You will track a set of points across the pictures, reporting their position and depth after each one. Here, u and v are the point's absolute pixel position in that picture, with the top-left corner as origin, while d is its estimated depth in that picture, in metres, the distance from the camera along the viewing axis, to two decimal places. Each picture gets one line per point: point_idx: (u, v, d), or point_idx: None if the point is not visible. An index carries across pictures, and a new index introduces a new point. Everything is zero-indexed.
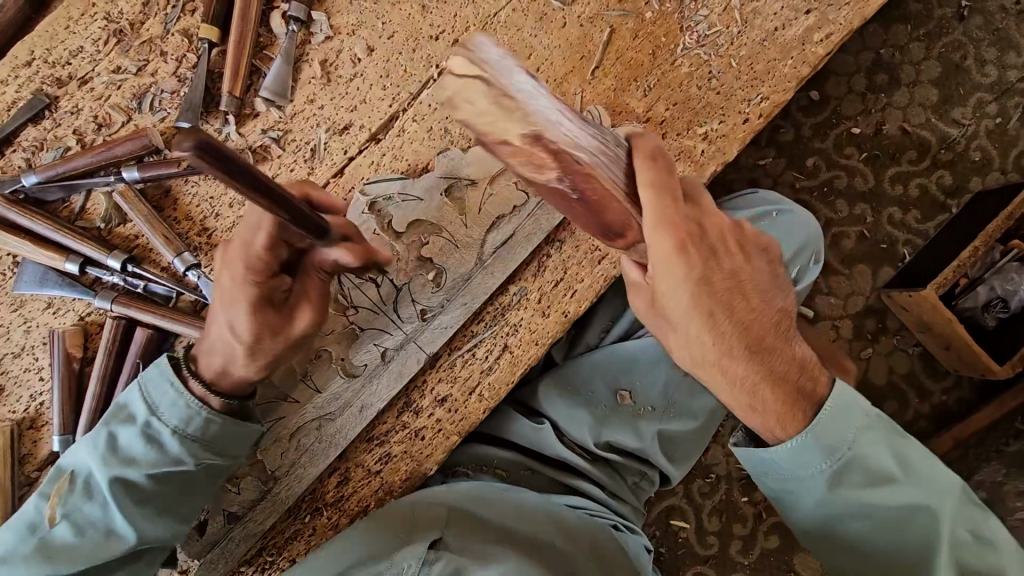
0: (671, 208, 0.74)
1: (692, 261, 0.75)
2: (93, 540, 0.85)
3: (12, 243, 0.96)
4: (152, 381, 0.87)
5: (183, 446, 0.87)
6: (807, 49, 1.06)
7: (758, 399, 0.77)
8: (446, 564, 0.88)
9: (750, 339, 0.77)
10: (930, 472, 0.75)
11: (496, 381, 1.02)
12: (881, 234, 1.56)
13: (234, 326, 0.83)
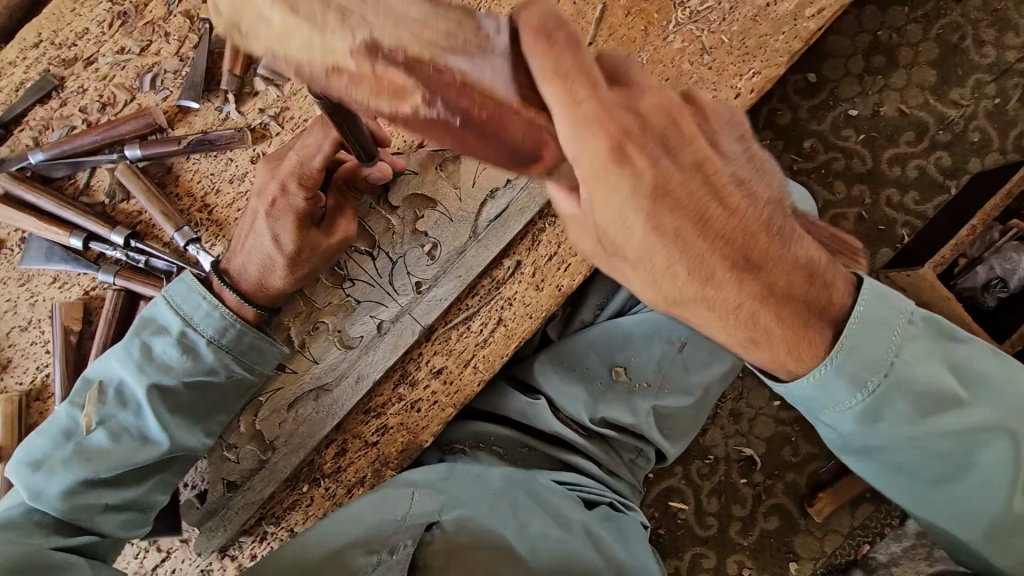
0: (627, 156, 0.58)
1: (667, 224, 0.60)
2: (129, 445, 0.88)
3: (19, 218, 0.99)
4: (183, 296, 0.90)
5: (218, 357, 0.90)
6: (798, 24, 1.08)
7: (759, 331, 0.67)
8: (442, 544, 0.90)
9: (743, 261, 0.64)
10: (992, 385, 0.72)
11: (492, 353, 1.03)
12: (879, 216, 1.56)
13: (278, 239, 0.88)
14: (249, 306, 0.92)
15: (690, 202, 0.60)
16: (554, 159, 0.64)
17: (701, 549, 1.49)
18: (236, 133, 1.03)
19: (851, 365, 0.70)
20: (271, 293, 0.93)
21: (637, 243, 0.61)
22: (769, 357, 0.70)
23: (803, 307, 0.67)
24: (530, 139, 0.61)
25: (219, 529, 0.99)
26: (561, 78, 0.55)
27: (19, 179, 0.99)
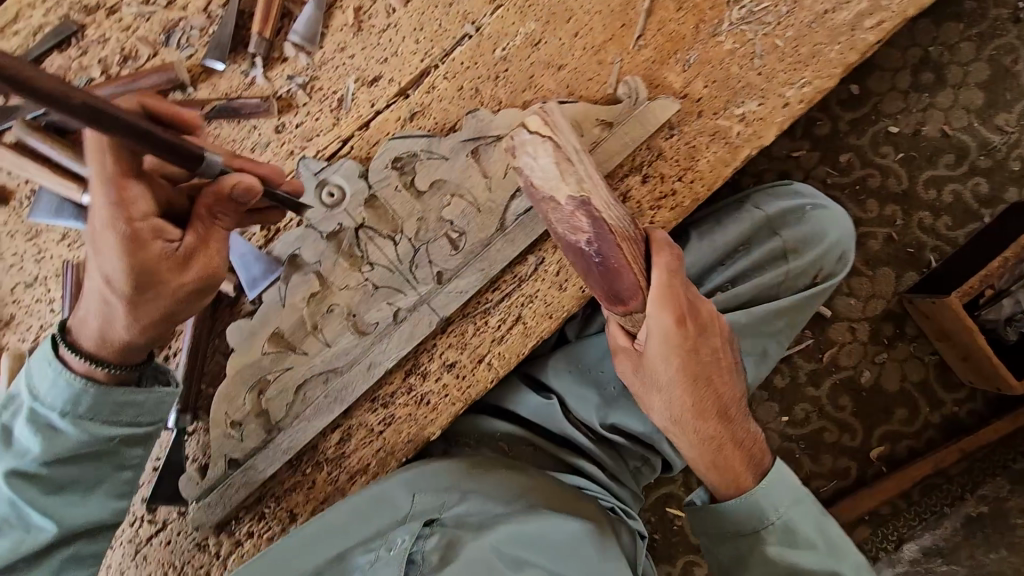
0: (671, 289, 0.81)
1: (686, 337, 0.83)
2: (8, 539, 0.77)
3: (30, 170, 0.94)
4: (36, 365, 0.79)
5: (82, 428, 0.78)
6: (857, 35, 1.02)
7: (717, 461, 0.91)
8: (438, 539, 0.90)
9: (706, 410, 0.89)
10: (840, 544, 0.90)
11: (509, 350, 1.00)
12: (908, 238, 1.52)
13: (110, 278, 0.74)
14: (99, 368, 0.78)
15: (683, 357, 0.84)
16: (636, 307, 0.83)
17: (695, 558, 1.48)
18: (262, 103, 0.99)
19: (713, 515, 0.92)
20: (124, 347, 0.79)
21: (663, 381, 0.86)
22: (721, 480, 0.91)
23: (728, 458, 0.91)
24: (630, 287, 0.81)
25: (217, 505, 0.96)
26: (605, 266, 0.80)
27: (30, 125, 0.93)
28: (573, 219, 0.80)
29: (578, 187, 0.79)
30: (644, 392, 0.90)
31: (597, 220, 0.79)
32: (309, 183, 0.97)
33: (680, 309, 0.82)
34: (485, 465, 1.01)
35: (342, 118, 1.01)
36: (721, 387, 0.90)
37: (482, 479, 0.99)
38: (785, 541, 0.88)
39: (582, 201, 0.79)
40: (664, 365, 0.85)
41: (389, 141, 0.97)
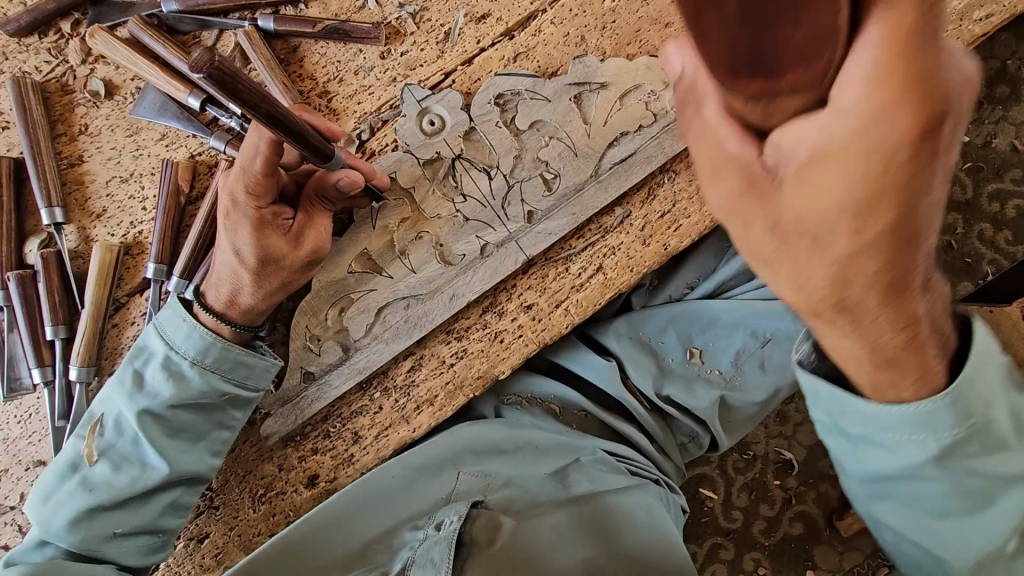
0: (900, 73, 0.44)
1: (919, 156, 0.47)
2: (130, 475, 0.88)
3: (141, 65, 0.95)
4: (168, 320, 0.90)
5: (206, 378, 0.89)
6: (964, 26, 1.02)
7: (886, 351, 0.58)
8: (486, 519, 0.90)
9: (888, 283, 0.54)
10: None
11: (587, 298, 1.00)
12: (968, 248, 1.52)
13: (239, 251, 0.88)
14: (226, 325, 0.90)
15: (848, 207, 0.49)
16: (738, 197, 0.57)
17: (722, 541, 1.49)
18: (373, 29, 0.99)
19: (868, 418, 0.64)
20: (246, 310, 0.91)
21: (844, 237, 0.51)
22: (894, 377, 0.61)
23: (908, 365, 0.60)
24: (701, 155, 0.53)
25: (291, 415, 0.99)
26: (764, 54, 0.37)
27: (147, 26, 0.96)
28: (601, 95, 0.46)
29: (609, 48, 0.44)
30: (794, 255, 0.55)
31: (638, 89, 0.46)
32: (411, 109, 0.97)
33: (916, 102, 0.45)
34: (505, 440, 1.02)
35: (447, 51, 1.02)
36: (925, 211, 0.49)
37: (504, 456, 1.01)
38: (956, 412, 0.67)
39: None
40: (835, 191, 0.49)
41: (494, 77, 0.97)
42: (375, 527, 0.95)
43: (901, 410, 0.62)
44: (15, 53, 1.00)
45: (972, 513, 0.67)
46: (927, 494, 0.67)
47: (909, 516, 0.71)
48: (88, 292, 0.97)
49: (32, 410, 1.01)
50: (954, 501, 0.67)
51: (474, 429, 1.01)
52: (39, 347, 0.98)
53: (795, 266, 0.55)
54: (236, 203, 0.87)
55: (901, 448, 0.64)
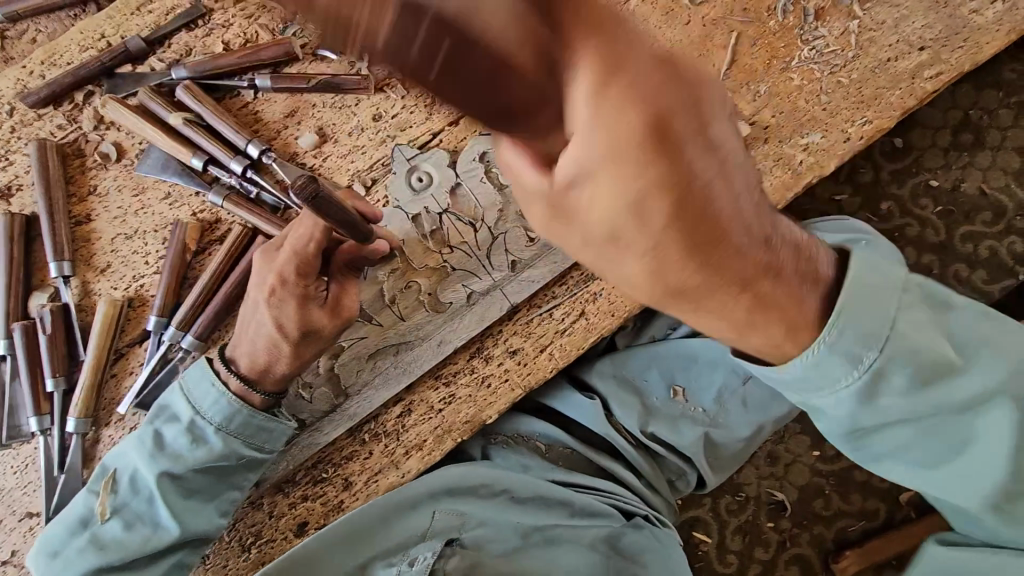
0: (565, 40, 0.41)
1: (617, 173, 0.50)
2: (141, 535, 0.91)
3: (149, 131, 1.02)
4: (195, 383, 0.94)
5: (227, 443, 0.93)
6: (917, 83, 1.10)
7: (744, 321, 0.64)
8: (461, 560, 0.96)
9: (697, 242, 0.55)
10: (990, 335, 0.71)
11: (570, 343, 1.04)
12: (945, 287, 1.56)
13: (281, 325, 0.90)
14: (256, 392, 0.94)
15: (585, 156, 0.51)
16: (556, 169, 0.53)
17: None
18: (362, 79, 1.07)
19: (852, 332, 0.66)
20: (278, 378, 0.95)
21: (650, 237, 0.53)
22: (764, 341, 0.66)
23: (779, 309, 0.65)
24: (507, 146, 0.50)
25: (282, 461, 1.02)
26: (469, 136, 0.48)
27: (191, 85, 1.04)
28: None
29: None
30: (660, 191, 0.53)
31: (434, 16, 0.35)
32: (401, 167, 1.05)
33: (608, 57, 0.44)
34: (478, 479, 1.04)
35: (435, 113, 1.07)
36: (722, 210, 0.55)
37: (472, 499, 1.03)
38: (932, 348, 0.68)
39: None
40: (615, 193, 0.51)
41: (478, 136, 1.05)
42: (347, 564, 0.95)
43: (874, 298, 0.66)
44: (31, 121, 1.07)
45: (953, 454, 0.73)
46: (907, 441, 0.73)
47: (893, 460, 0.76)
48: (91, 344, 1.01)
49: (28, 461, 1.03)
50: (932, 441, 0.73)
51: (448, 469, 1.03)
52: (38, 397, 1.01)
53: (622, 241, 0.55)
54: (284, 282, 0.89)
55: (890, 380, 0.68)
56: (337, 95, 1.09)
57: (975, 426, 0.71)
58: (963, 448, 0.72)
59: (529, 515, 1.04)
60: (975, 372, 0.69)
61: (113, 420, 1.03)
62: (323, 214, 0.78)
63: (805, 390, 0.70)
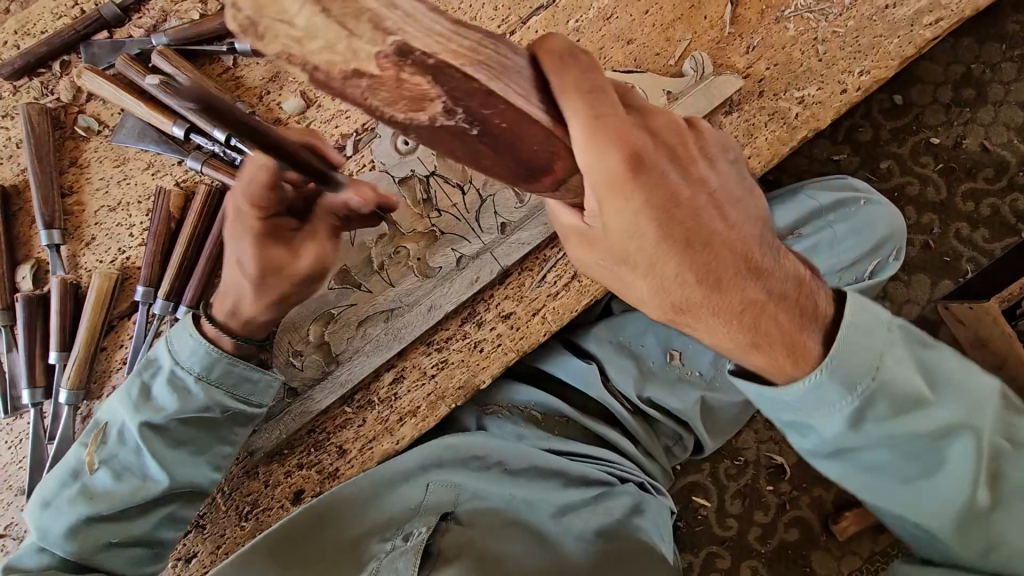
0: (614, 117, 0.55)
1: (645, 183, 0.57)
2: (130, 485, 0.90)
3: (127, 100, 1.00)
4: (176, 335, 0.92)
5: (210, 393, 0.91)
6: (915, 31, 1.06)
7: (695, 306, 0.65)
8: (456, 535, 0.92)
9: (708, 277, 0.62)
10: (963, 381, 0.69)
11: (562, 306, 1.02)
12: (946, 247, 1.54)
13: (240, 260, 0.86)
14: (228, 336, 0.91)
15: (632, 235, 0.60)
16: (565, 170, 0.60)
17: (718, 549, 1.48)
18: None
19: (844, 373, 0.66)
20: (249, 324, 0.92)
21: (646, 251, 0.60)
22: (765, 366, 0.68)
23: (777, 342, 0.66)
24: (542, 149, 0.57)
25: (275, 429, 1.01)
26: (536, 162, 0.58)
27: (166, 49, 1.01)
28: (407, 89, 0.48)
29: (376, 36, 0.45)
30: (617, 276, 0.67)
31: (434, 64, 0.47)
32: (385, 130, 1.02)
33: (628, 142, 0.55)
34: (472, 452, 1.04)
35: None
36: (721, 228, 0.62)
37: (464, 471, 1.03)
38: (894, 400, 0.67)
39: (399, 46, 0.46)
40: (625, 220, 0.58)
41: None
42: (342, 536, 0.94)
43: (870, 338, 0.67)
44: (8, 93, 1.05)
45: (923, 476, 0.69)
46: (882, 464, 0.69)
47: (865, 479, 0.71)
48: (84, 316, 1.00)
49: (22, 435, 1.03)
50: (906, 466, 0.69)
51: (445, 438, 1.04)
52: (38, 369, 1.02)
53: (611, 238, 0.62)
54: (242, 215, 0.84)
55: (853, 413, 0.67)
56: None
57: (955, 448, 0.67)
58: (935, 473, 0.68)
59: (526, 486, 1.03)
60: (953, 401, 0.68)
61: (105, 394, 1.03)
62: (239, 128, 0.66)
63: (764, 403, 0.70)
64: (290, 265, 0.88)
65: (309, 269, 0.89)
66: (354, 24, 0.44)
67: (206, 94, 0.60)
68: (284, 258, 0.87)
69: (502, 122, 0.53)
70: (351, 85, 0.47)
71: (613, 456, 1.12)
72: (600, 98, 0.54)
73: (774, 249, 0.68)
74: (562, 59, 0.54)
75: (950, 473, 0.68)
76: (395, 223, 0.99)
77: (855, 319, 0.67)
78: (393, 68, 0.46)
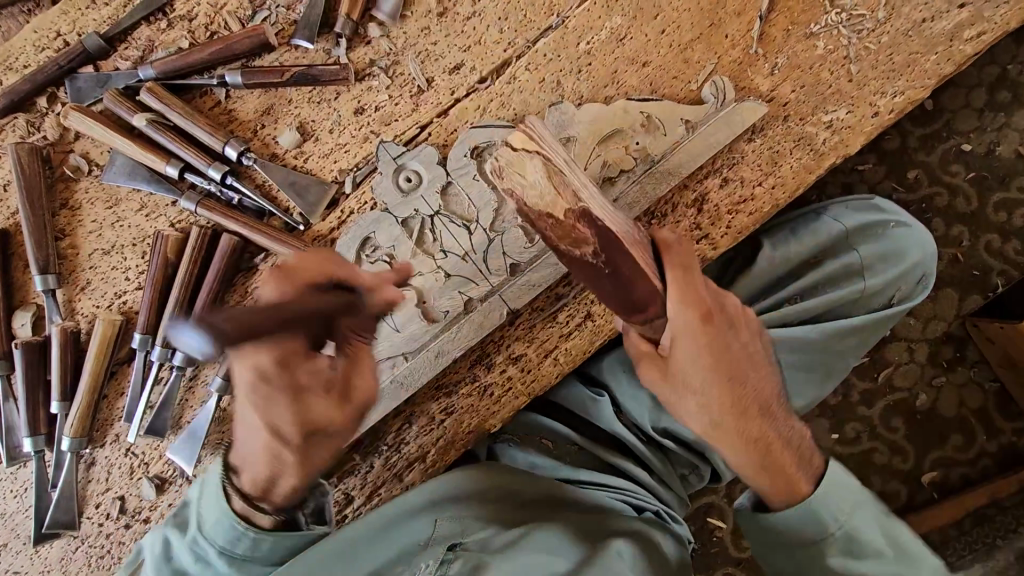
0: (693, 287, 0.77)
1: (712, 334, 0.78)
2: None
3: (117, 141, 0.96)
4: (205, 506, 0.87)
5: (237, 560, 0.88)
6: (954, 47, 0.98)
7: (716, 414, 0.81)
8: (464, 564, 0.90)
9: (737, 407, 0.80)
10: (915, 554, 0.82)
11: (575, 347, 0.98)
12: (975, 259, 1.46)
13: (269, 423, 0.83)
14: (256, 513, 0.85)
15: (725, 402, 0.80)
16: (658, 313, 0.78)
17: (733, 571, 1.46)
18: (341, 70, 0.98)
19: (817, 515, 0.80)
20: (266, 453, 0.89)
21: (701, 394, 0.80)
22: (771, 486, 0.82)
23: (780, 465, 0.82)
24: (643, 296, 0.77)
25: None
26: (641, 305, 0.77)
27: (154, 85, 0.96)
28: (575, 233, 0.73)
29: (549, 182, 0.73)
30: (672, 399, 0.83)
31: (593, 223, 0.75)
32: (386, 167, 0.96)
33: (703, 306, 0.77)
34: (482, 483, 1.01)
35: (422, 104, 1.00)
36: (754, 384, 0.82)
37: (475, 500, 1.00)
38: (847, 548, 0.81)
39: (583, 210, 0.74)
40: (693, 356, 0.78)
41: (469, 129, 0.96)
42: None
43: (839, 499, 0.81)
44: None
45: None
46: (794, 550, 0.83)
47: None
48: (86, 364, 0.97)
49: (27, 484, 1.01)
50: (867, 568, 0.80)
51: (458, 471, 1.01)
52: (38, 418, 0.99)
53: (747, 383, 0.81)
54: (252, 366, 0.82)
55: (842, 541, 0.81)
56: (315, 89, 1.00)
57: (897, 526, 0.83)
58: None
59: (541, 514, 1.00)
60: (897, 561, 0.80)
61: (108, 441, 1.01)
62: (264, 335, 0.58)
63: (764, 536, 0.85)
64: (313, 407, 0.83)
65: (339, 400, 0.84)
66: (564, 188, 0.74)
67: (229, 326, 0.52)
68: (306, 400, 0.82)
69: (612, 267, 0.74)
70: (540, 218, 0.73)
71: (625, 486, 1.08)
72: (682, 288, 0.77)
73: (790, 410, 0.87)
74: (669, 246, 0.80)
75: None
76: (402, 291, 0.96)
77: (830, 482, 0.81)
78: (573, 218, 0.73)
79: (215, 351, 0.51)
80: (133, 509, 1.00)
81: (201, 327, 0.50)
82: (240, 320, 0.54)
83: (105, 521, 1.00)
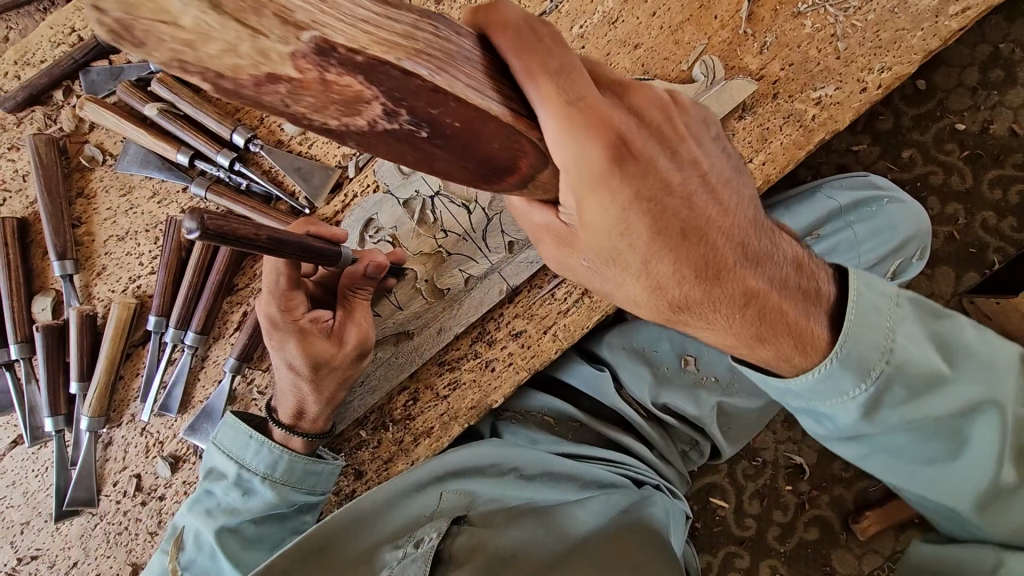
0: (586, 108, 0.52)
1: (630, 174, 0.56)
2: None
3: (129, 130, 1.00)
4: (236, 440, 0.95)
5: (278, 491, 0.95)
6: (940, 22, 1.00)
7: (674, 297, 0.64)
8: (467, 538, 0.95)
9: (705, 273, 0.63)
10: (982, 347, 0.67)
11: (573, 322, 1.01)
12: (972, 237, 1.48)
13: (292, 364, 0.92)
14: (297, 437, 0.96)
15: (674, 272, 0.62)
16: (529, 169, 0.59)
17: (736, 549, 1.48)
18: None
19: (855, 364, 0.65)
20: (305, 417, 0.97)
21: (639, 250, 0.60)
22: (775, 356, 0.67)
23: (783, 315, 0.66)
24: (505, 149, 0.56)
25: None
26: (498, 163, 0.57)
27: (165, 76, 1.00)
28: (342, 91, 0.45)
29: (287, 32, 0.41)
30: (604, 283, 0.67)
31: (364, 60, 0.44)
32: None
33: (613, 133, 0.54)
34: (487, 462, 1.04)
35: None
36: (714, 215, 0.62)
37: (483, 478, 1.03)
38: (901, 387, 0.65)
39: (319, 45, 0.42)
40: (606, 217, 0.58)
41: None
42: (355, 547, 0.95)
43: (875, 315, 0.66)
44: (11, 125, 1.05)
45: (952, 454, 0.67)
46: (838, 413, 0.68)
47: (891, 468, 0.70)
48: (103, 347, 1.01)
49: (48, 463, 1.05)
50: (925, 406, 0.66)
51: (465, 449, 1.03)
52: (57, 398, 1.03)
53: (694, 235, 0.61)
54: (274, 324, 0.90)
55: (886, 394, 0.65)
56: None
57: (960, 348, 0.67)
58: (961, 451, 0.67)
59: (542, 491, 1.04)
60: (950, 388, 0.66)
61: (125, 420, 1.05)
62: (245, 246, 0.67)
63: (808, 397, 0.69)
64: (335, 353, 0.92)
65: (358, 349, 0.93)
66: (257, 18, 0.40)
67: (210, 221, 0.61)
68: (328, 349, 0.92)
69: (457, 123, 0.51)
70: (266, 92, 0.43)
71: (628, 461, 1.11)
72: (549, 62, 0.51)
73: (771, 232, 0.70)
74: (518, 36, 0.51)
75: (974, 442, 0.66)
76: (408, 270, 0.99)
77: (859, 295, 0.66)
78: (314, 68, 0.43)
79: (200, 234, 0.60)
80: (149, 486, 1.04)
81: (193, 218, 0.60)
82: (229, 225, 0.64)
83: (123, 498, 1.04)
